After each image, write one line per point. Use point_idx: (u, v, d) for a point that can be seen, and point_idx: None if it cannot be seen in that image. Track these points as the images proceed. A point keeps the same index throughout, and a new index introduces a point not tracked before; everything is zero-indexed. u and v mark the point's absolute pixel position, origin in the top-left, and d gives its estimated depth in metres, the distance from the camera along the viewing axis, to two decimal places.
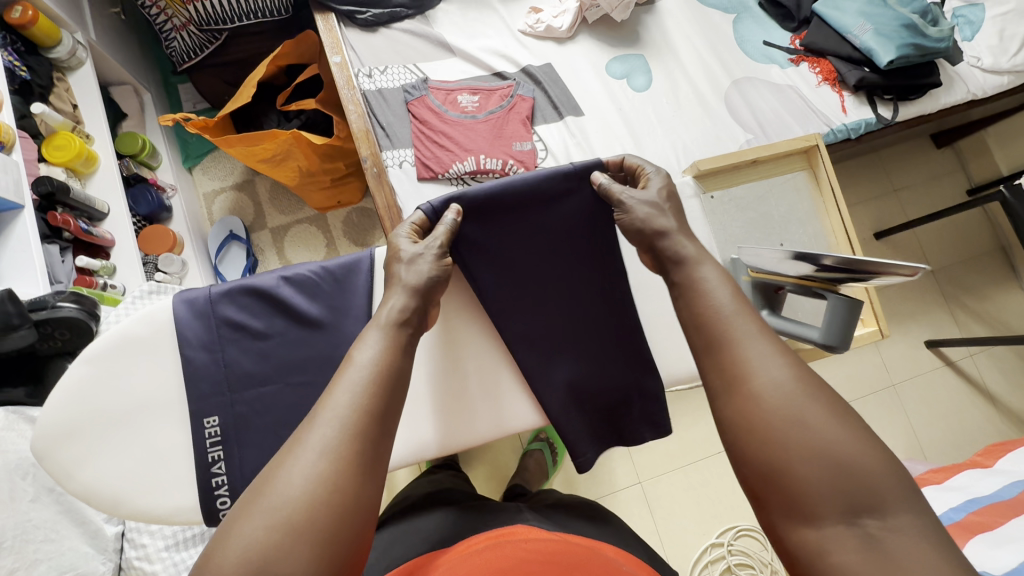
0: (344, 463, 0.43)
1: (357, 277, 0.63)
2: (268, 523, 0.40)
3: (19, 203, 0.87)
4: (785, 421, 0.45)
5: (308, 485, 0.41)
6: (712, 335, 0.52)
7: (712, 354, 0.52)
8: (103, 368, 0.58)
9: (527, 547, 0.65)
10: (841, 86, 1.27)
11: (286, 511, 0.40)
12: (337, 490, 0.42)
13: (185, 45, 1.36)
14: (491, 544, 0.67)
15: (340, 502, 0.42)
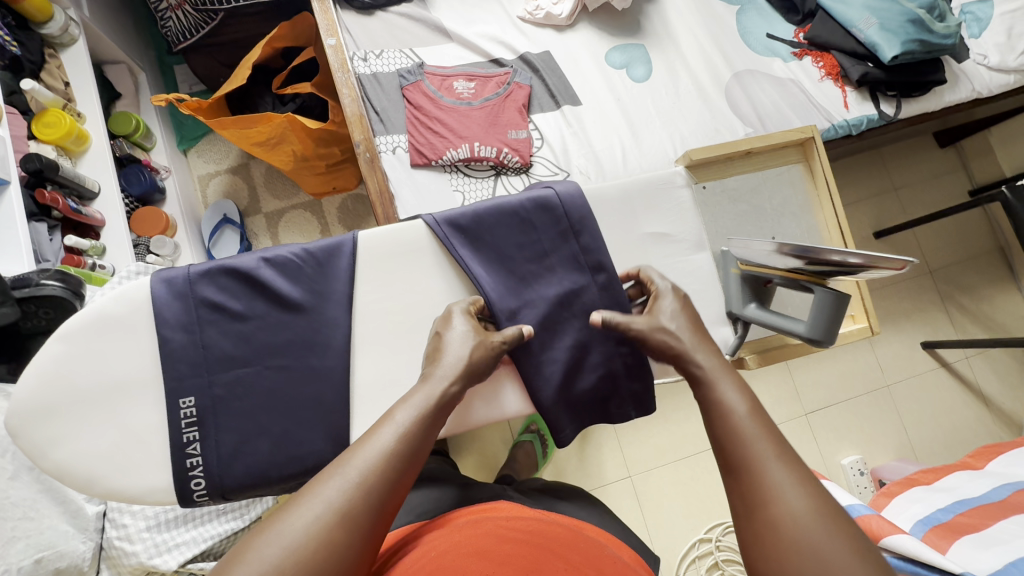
0: (347, 531, 0.42)
1: (340, 260, 0.62)
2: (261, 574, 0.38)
3: (4, 179, 0.86)
4: (798, 549, 0.41)
5: (310, 541, 0.40)
6: (730, 443, 0.49)
7: (730, 475, 0.48)
8: (79, 347, 0.57)
9: (511, 522, 0.62)
10: (844, 81, 1.25)
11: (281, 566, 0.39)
12: (335, 555, 0.40)
13: (180, 25, 1.34)
14: (473, 519, 0.63)
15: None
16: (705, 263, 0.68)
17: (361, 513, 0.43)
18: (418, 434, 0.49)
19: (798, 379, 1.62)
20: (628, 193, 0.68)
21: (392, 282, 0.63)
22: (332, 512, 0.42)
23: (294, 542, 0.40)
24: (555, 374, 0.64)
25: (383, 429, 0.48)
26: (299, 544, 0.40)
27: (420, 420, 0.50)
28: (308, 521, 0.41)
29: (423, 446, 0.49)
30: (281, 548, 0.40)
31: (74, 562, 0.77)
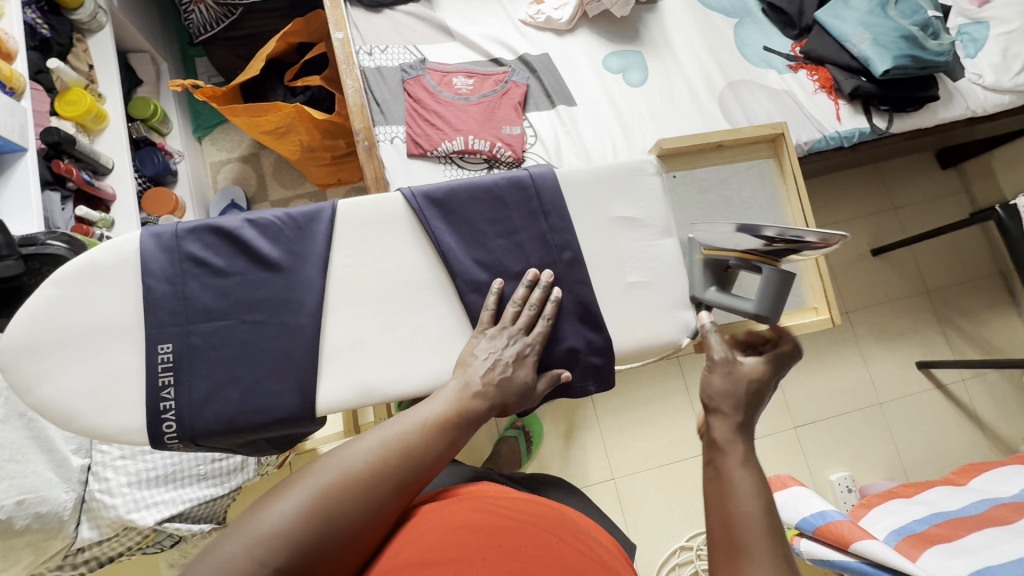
0: (385, 478, 0.50)
1: (318, 225, 0.65)
2: (314, 489, 0.47)
3: (22, 146, 0.92)
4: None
5: (356, 476, 0.49)
6: (732, 518, 0.50)
7: (724, 553, 0.49)
8: (68, 291, 0.61)
9: (510, 503, 0.59)
10: (837, 94, 1.28)
11: (330, 487, 0.47)
12: (371, 493, 0.49)
13: (202, 18, 1.42)
14: (465, 495, 0.60)
15: (362, 515, 0.48)
16: (671, 248, 0.70)
17: (400, 468, 0.51)
18: (461, 420, 0.57)
19: (789, 391, 1.61)
20: (599, 178, 0.70)
21: (367, 248, 0.66)
22: (378, 459, 0.50)
23: (344, 472, 0.49)
24: None
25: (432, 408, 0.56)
26: (348, 474, 0.49)
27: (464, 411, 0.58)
28: (359, 456, 0.50)
29: (463, 434, 0.57)
30: (335, 475, 0.48)
31: (55, 509, 0.79)
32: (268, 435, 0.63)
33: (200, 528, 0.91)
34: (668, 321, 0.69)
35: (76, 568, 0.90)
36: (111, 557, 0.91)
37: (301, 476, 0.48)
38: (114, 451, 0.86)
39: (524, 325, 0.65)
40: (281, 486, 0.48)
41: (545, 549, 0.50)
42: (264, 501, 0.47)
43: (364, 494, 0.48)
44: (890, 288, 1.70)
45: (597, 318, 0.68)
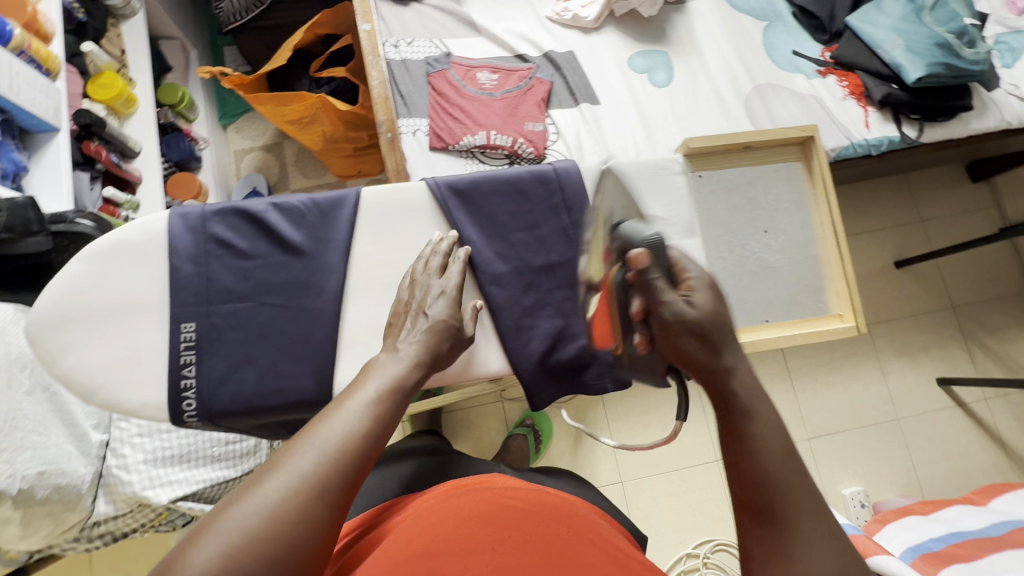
0: (317, 501, 0.41)
1: (341, 212, 0.65)
2: (225, 543, 0.37)
3: (55, 126, 0.94)
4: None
5: (279, 512, 0.40)
6: (762, 478, 0.46)
7: (755, 519, 0.45)
8: (95, 267, 0.62)
9: (514, 492, 0.59)
10: (866, 101, 1.25)
11: (247, 536, 0.38)
12: (304, 525, 0.40)
13: (232, 7, 1.44)
14: (470, 487, 0.60)
15: (300, 552, 0.40)
16: (694, 248, 0.70)
17: (335, 484, 0.43)
18: (390, 405, 0.50)
19: (804, 402, 1.59)
20: (623, 175, 0.69)
21: (389, 236, 0.66)
22: (304, 484, 0.41)
23: (263, 509, 0.39)
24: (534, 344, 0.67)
25: (353, 403, 0.48)
26: (269, 511, 0.39)
27: (390, 397, 0.50)
28: (277, 486, 0.41)
29: (393, 420, 0.50)
30: (254, 517, 0.39)
31: (74, 483, 0.81)
32: (284, 417, 0.63)
33: (212, 509, 0.92)
34: None
35: (91, 542, 0.91)
36: (125, 532, 0.93)
37: (205, 529, 0.38)
38: (132, 428, 0.88)
39: (441, 271, 0.62)
40: (182, 547, 0.38)
41: (554, 538, 0.50)
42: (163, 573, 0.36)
43: (297, 529, 0.40)
44: (913, 301, 1.66)
45: None
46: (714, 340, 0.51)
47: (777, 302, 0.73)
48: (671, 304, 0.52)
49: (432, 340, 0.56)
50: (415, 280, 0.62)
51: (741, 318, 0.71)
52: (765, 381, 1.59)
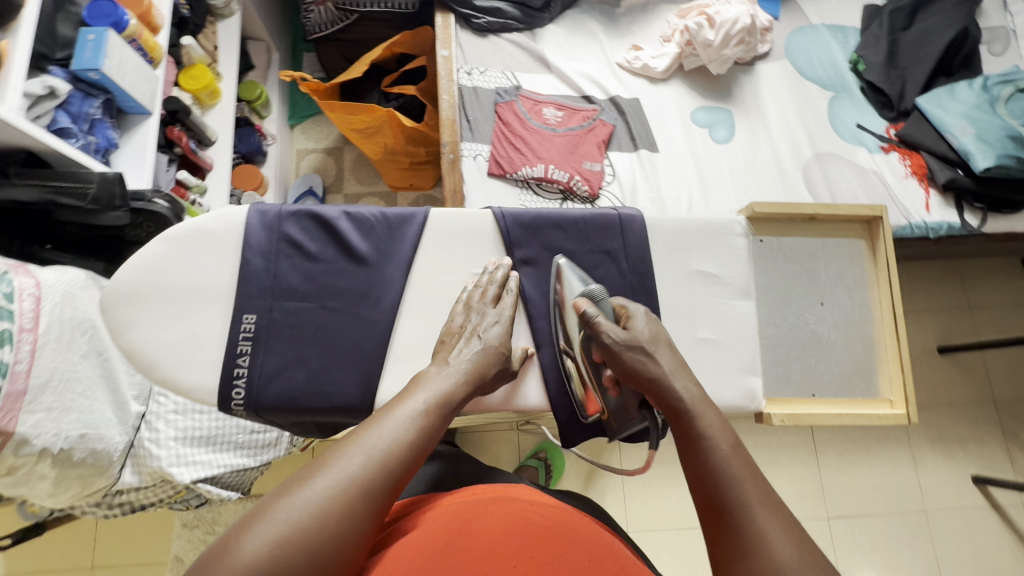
0: (356, 507, 0.45)
1: (409, 228, 0.68)
2: (275, 533, 0.41)
3: (147, 110, 1.01)
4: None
5: (324, 510, 0.43)
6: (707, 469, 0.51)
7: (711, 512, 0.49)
8: (173, 250, 0.65)
9: (539, 510, 0.56)
10: (929, 183, 1.24)
11: (294, 530, 0.42)
12: (343, 527, 0.43)
13: (320, 18, 1.53)
14: (497, 496, 0.57)
15: (342, 543, 0.43)
16: (746, 311, 0.69)
17: (376, 487, 0.46)
18: (434, 419, 0.53)
19: (827, 480, 1.53)
20: (685, 229, 0.70)
21: (448, 257, 0.68)
22: (351, 483, 0.45)
23: (313, 503, 0.43)
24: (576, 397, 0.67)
25: (402, 412, 0.52)
26: (318, 507, 0.43)
27: (434, 411, 0.53)
28: (323, 484, 0.45)
29: (437, 433, 0.53)
30: (305, 510, 0.43)
31: (108, 449, 0.83)
32: (324, 420, 0.64)
33: (228, 495, 0.94)
34: (733, 385, 0.67)
35: (109, 509, 0.93)
36: (144, 505, 0.94)
37: (263, 514, 0.42)
38: (168, 404, 0.91)
39: (496, 302, 0.65)
40: (240, 527, 0.42)
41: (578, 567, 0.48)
42: (225, 548, 0.41)
43: (337, 529, 0.43)
44: (954, 391, 1.60)
45: None
46: (648, 352, 0.59)
47: (826, 377, 0.71)
48: (608, 330, 0.60)
49: (485, 362, 0.59)
50: (469, 306, 0.64)
51: (788, 386, 0.70)
52: (788, 450, 1.54)
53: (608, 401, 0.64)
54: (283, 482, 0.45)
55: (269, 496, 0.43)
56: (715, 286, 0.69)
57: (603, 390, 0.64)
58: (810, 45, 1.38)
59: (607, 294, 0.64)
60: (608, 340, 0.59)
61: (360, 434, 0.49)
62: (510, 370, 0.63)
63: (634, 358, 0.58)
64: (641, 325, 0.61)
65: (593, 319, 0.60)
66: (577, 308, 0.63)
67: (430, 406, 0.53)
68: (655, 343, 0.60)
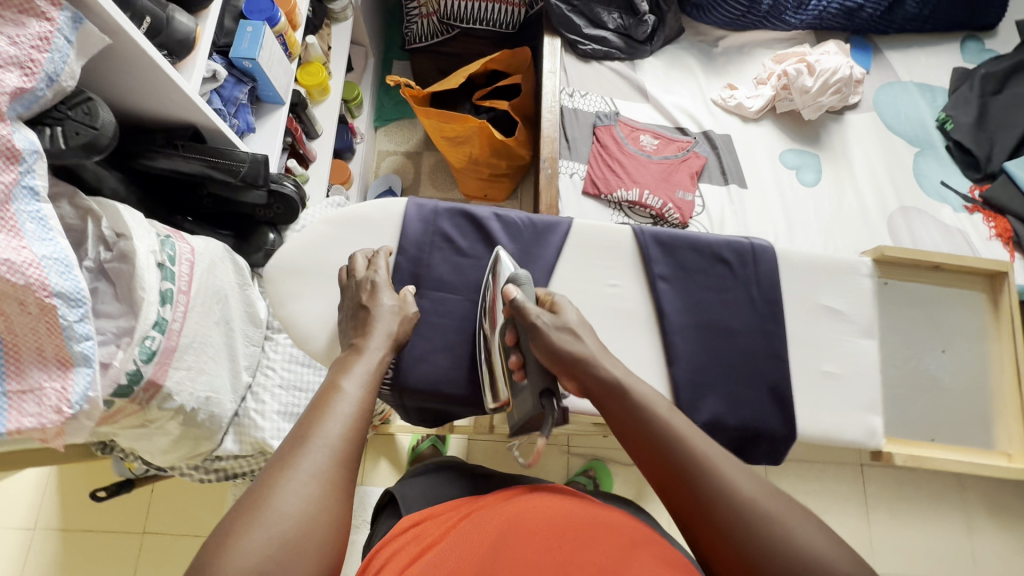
0: (338, 494, 0.47)
1: (554, 235, 0.71)
2: (269, 539, 0.43)
3: (281, 99, 1.06)
4: (765, 549, 0.45)
5: (309, 508, 0.45)
6: (647, 434, 0.54)
7: (672, 478, 0.51)
8: (334, 231, 0.70)
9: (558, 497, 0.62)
10: (1013, 247, 1.26)
11: (285, 528, 0.43)
12: (331, 514, 0.46)
13: (422, 30, 1.61)
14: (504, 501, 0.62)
15: (329, 536, 0.45)
16: (869, 349, 0.71)
17: (340, 476, 0.49)
18: (369, 399, 0.55)
19: (875, 530, 1.51)
20: (817, 265, 0.73)
21: (588, 268, 0.71)
22: (317, 482, 0.47)
23: (286, 514, 0.44)
24: (700, 418, 0.67)
25: (338, 400, 0.53)
26: (295, 513, 0.44)
27: (367, 390, 0.56)
28: (295, 486, 0.46)
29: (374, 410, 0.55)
30: (284, 519, 0.44)
31: (221, 415, 0.86)
32: (462, 407, 0.70)
33: None
34: (856, 422, 0.69)
35: (204, 474, 0.96)
36: (235, 474, 0.97)
37: (237, 538, 0.42)
38: (274, 378, 0.95)
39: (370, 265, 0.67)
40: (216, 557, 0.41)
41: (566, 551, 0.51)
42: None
43: (329, 517, 0.46)
44: None
45: (789, 397, 0.68)
46: (577, 334, 0.60)
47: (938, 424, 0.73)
48: (535, 313, 0.61)
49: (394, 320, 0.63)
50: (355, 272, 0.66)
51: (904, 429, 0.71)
52: (836, 498, 1.53)
53: (514, 388, 0.64)
54: (247, 494, 0.45)
55: (235, 519, 0.43)
56: (839, 323, 0.72)
57: (511, 376, 0.64)
58: (899, 100, 1.41)
59: (531, 281, 0.67)
60: (537, 322, 0.60)
61: (309, 434, 0.50)
62: (411, 318, 0.65)
63: (554, 333, 0.60)
64: (569, 312, 0.63)
65: (523, 302, 0.61)
66: (506, 294, 0.64)
67: (360, 387, 0.55)
68: (582, 329, 0.61)
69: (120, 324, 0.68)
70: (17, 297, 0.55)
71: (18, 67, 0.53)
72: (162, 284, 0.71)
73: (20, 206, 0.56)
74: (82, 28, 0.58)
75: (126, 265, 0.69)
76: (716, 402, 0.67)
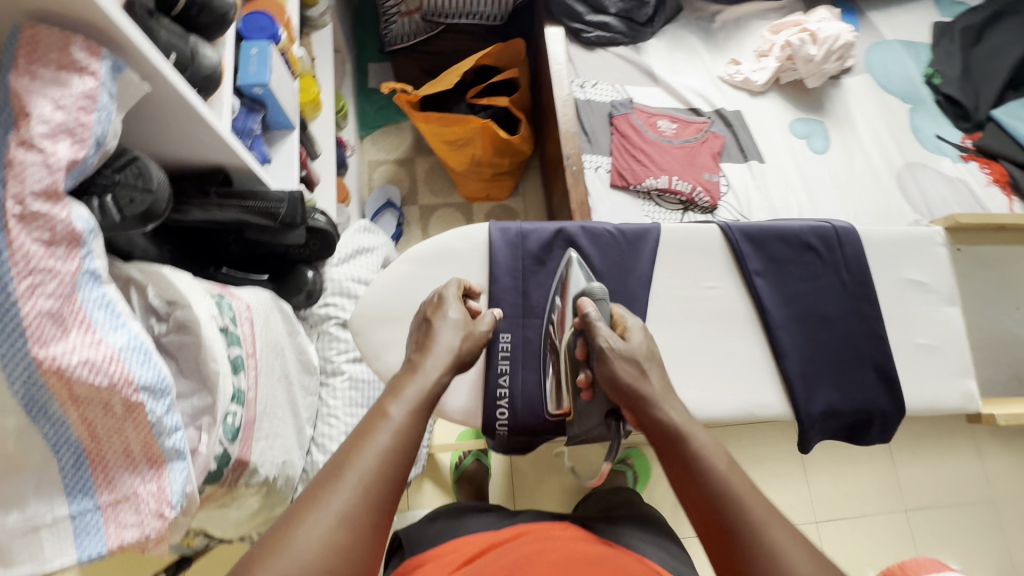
0: (364, 536, 0.42)
1: (646, 243, 0.75)
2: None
3: (291, 123, 0.97)
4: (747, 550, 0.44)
5: (328, 553, 0.40)
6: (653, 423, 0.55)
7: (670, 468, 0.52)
8: (420, 268, 0.74)
9: (562, 546, 0.62)
10: (1011, 190, 1.32)
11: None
12: (350, 566, 0.41)
13: (403, 29, 1.52)
14: (540, 536, 0.66)
15: None
16: (956, 317, 0.76)
17: (369, 514, 0.43)
18: (416, 425, 0.50)
19: (901, 475, 1.58)
20: (895, 242, 0.76)
21: (684, 272, 0.76)
22: (343, 521, 0.42)
23: (301, 557, 0.40)
24: (816, 409, 0.72)
25: (380, 430, 0.48)
26: (314, 556, 0.40)
27: (414, 416, 0.50)
28: (317, 527, 0.41)
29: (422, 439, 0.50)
30: (299, 562, 0.40)
31: (292, 477, 0.79)
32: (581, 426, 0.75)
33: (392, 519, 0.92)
34: (952, 390, 0.74)
35: None
36: None
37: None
38: (338, 427, 0.89)
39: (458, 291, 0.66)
40: None
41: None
42: None
43: (351, 567, 0.41)
44: None
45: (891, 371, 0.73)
46: (643, 369, 0.58)
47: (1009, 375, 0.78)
48: (604, 336, 0.61)
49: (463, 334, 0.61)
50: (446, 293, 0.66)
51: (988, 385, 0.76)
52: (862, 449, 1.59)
53: (579, 403, 0.67)
54: (271, 528, 0.42)
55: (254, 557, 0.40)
56: (917, 296, 0.76)
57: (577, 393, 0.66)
58: (889, 60, 1.45)
59: (608, 298, 0.68)
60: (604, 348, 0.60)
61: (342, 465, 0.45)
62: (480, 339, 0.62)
63: (615, 360, 0.59)
64: (637, 339, 0.61)
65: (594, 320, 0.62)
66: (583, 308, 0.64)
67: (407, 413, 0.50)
68: (650, 361, 0.60)
69: (196, 404, 0.61)
70: (101, 400, 0.49)
71: (68, 135, 0.46)
72: (230, 350, 0.64)
73: (86, 295, 0.49)
74: (122, 77, 0.51)
75: (188, 336, 0.62)
76: (828, 392, 0.73)
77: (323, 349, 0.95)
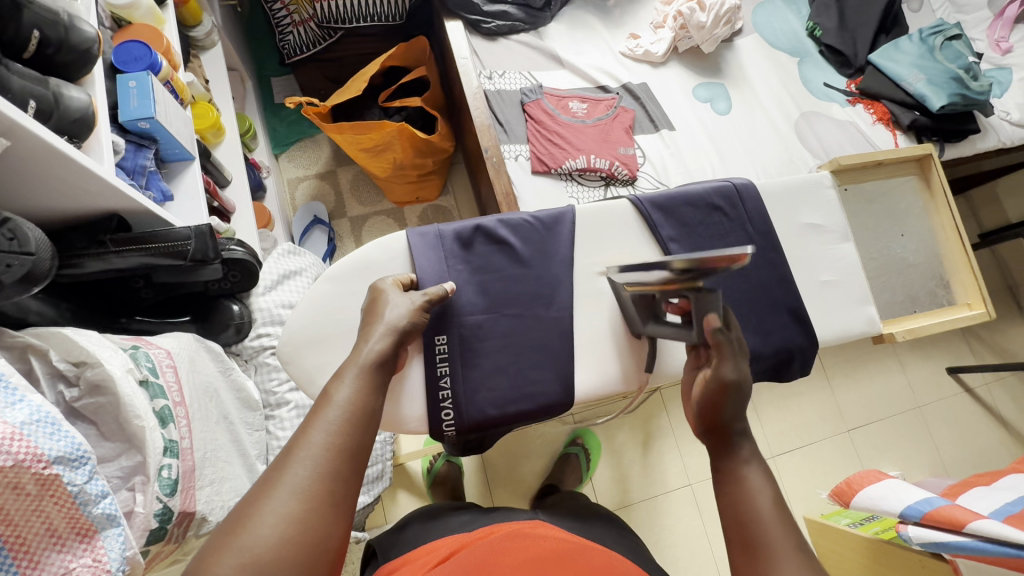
0: (325, 505, 0.43)
1: (562, 226, 0.79)
2: (240, 562, 0.39)
3: (190, 154, 0.93)
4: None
5: (290, 526, 0.41)
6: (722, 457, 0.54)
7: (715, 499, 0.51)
8: (340, 287, 0.73)
9: (531, 544, 0.63)
10: (894, 125, 1.44)
11: (259, 552, 0.39)
12: (315, 536, 0.42)
13: (300, 39, 1.48)
14: (514, 534, 0.66)
15: (318, 551, 0.41)
16: (848, 251, 0.82)
17: (328, 485, 0.44)
18: (368, 398, 0.51)
19: (840, 397, 1.72)
20: (789, 190, 0.83)
21: (602, 247, 0.79)
22: (302, 493, 0.43)
23: (263, 533, 0.40)
24: None
25: (332, 408, 0.49)
26: (276, 530, 0.40)
27: (366, 389, 0.52)
28: (279, 504, 0.42)
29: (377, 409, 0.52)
30: (261, 537, 0.40)
31: None
32: (529, 415, 0.76)
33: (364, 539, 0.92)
34: (850, 316, 0.81)
35: None
36: None
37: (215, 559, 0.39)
38: None
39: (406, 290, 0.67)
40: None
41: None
42: None
43: (315, 535, 0.42)
44: None
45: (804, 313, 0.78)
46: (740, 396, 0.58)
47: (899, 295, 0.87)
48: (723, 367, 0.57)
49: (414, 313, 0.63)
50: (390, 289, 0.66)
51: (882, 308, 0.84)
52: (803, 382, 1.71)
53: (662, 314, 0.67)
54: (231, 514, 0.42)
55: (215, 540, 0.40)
56: (814, 238, 0.82)
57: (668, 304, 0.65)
58: (773, 18, 1.54)
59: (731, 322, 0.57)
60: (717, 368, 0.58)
61: (297, 442, 0.46)
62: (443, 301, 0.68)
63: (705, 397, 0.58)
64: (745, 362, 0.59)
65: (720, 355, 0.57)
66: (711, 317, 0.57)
67: (356, 389, 0.51)
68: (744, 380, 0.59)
69: (124, 465, 0.59)
70: (9, 482, 0.46)
71: None
72: (155, 402, 0.62)
73: None
74: None
75: (104, 397, 0.58)
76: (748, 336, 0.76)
77: (262, 382, 0.91)
